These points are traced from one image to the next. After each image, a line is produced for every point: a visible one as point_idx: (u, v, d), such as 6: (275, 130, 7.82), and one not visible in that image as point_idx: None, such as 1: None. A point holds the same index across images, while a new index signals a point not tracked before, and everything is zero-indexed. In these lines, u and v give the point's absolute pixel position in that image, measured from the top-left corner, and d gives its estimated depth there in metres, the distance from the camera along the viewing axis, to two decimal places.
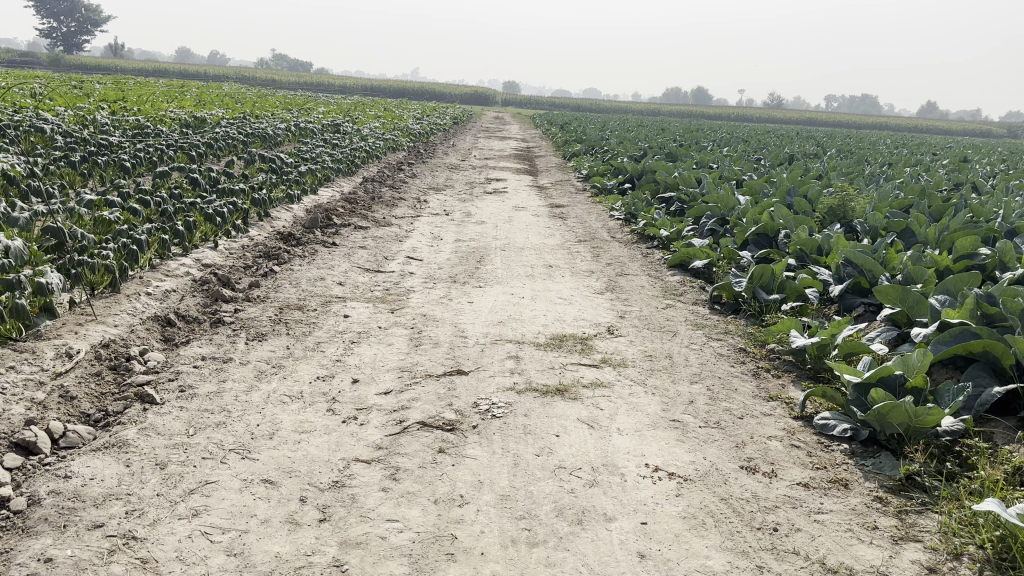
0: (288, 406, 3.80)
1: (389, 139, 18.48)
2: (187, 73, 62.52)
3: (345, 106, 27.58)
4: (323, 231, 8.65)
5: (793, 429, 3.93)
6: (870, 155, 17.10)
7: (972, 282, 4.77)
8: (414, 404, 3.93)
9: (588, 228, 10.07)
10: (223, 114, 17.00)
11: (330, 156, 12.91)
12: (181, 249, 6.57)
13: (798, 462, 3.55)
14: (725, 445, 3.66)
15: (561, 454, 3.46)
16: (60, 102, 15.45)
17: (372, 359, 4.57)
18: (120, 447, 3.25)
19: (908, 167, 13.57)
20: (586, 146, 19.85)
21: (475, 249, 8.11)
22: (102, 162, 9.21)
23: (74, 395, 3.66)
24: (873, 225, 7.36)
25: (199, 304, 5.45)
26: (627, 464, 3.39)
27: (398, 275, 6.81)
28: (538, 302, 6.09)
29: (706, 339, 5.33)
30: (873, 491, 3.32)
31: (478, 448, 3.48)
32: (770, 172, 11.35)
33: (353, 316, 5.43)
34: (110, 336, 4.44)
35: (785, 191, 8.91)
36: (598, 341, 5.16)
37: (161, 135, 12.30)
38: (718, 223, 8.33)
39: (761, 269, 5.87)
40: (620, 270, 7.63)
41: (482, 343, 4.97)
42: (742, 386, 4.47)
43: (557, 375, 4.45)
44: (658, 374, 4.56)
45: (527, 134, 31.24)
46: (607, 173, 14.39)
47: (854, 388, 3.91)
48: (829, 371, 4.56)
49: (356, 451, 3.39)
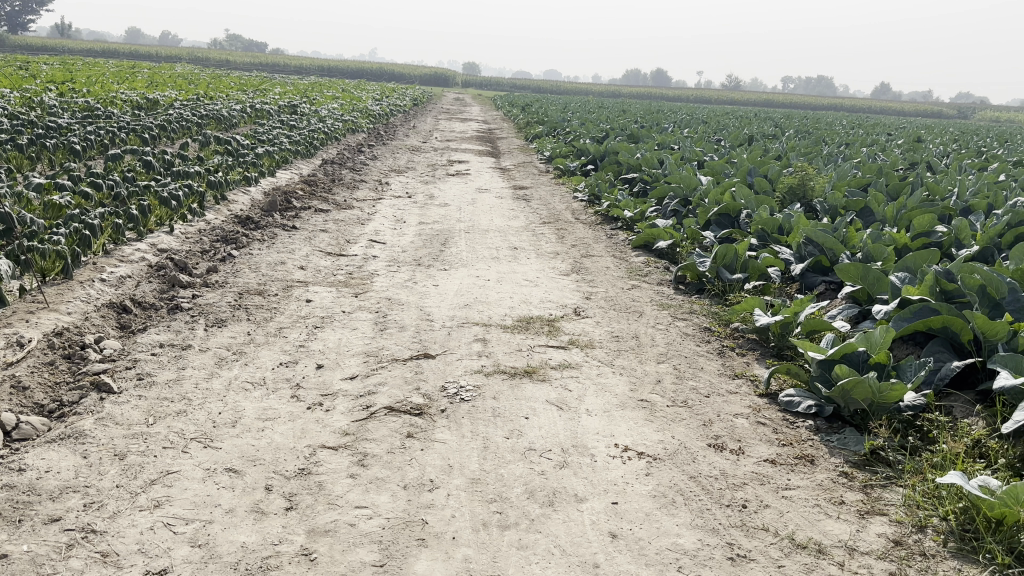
0: (251, 393, 3.72)
1: (349, 121, 18.23)
2: (137, 53, 60.82)
3: (303, 87, 27.10)
4: (283, 215, 8.49)
5: (758, 406, 3.96)
6: (828, 135, 17.35)
7: (930, 259, 4.87)
8: (380, 389, 3.88)
9: (551, 210, 10.05)
10: (177, 96, 16.57)
11: (289, 138, 12.68)
12: (135, 234, 6.39)
13: (764, 439, 3.58)
14: (693, 423, 3.67)
15: (530, 437, 3.44)
16: (5, 83, 14.94)
17: (336, 344, 4.50)
18: (76, 438, 3.14)
19: (865, 147, 13.77)
20: (549, 127, 19.80)
21: (439, 232, 8.04)
22: (50, 145, 8.92)
23: (26, 385, 3.52)
24: (833, 205, 7.46)
25: (156, 290, 5.30)
26: (597, 445, 3.38)
27: (362, 259, 6.72)
28: (504, 283, 6.05)
29: (671, 319, 5.35)
30: (838, 467, 3.36)
31: (447, 432, 3.44)
32: (730, 152, 11.42)
33: (315, 301, 5.34)
34: (63, 324, 4.30)
35: (746, 170, 8.97)
36: (564, 322, 5.15)
37: (112, 117, 11.95)
38: (680, 204, 8.37)
39: (725, 248, 5.90)
40: (585, 251, 7.63)
41: (448, 326, 4.93)
42: (707, 364, 4.49)
43: (525, 357, 4.43)
44: (626, 355, 4.56)
45: (489, 117, 31.13)
46: (570, 155, 14.38)
47: (818, 365, 3.93)
48: (793, 349, 4.61)
49: (323, 437, 3.33)
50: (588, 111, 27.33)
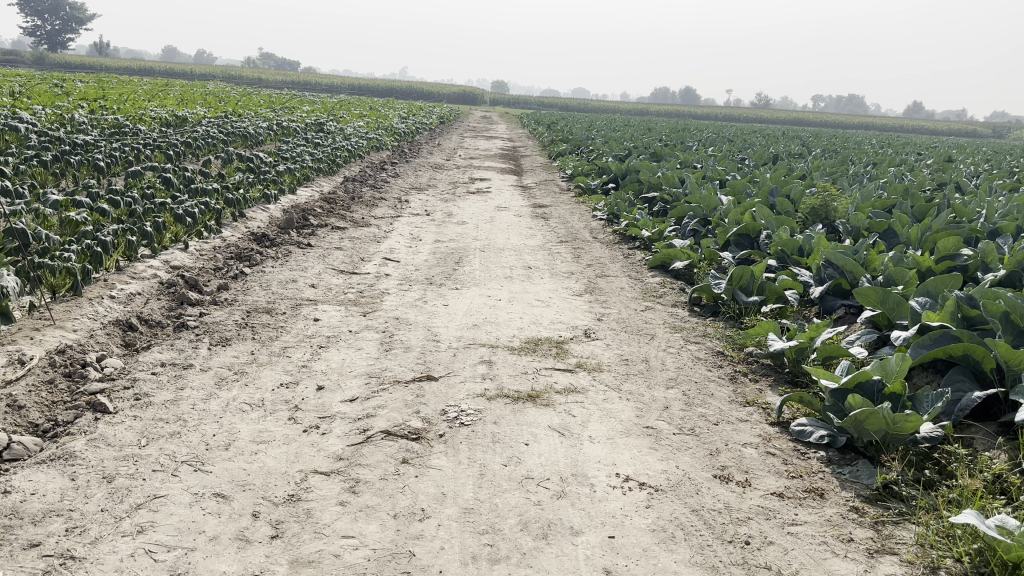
0: (248, 415, 3.67)
1: (373, 139, 18.35)
2: (172, 71, 62.13)
3: (330, 105, 27.39)
4: (300, 232, 8.51)
5: (769, 435, 3.82)
6: (856, 154, 17.11)
7: (952, 284, 4.71)
8: (379, 412, 3.81)
9: (570, 229, 9.96)
10: (205, 113, 16.78)
11: (311, 156, 12.76)
12: (149, 250, 6.42)
13: (773, 470, 3.44)
14: (699, 453, 3.55)
15: (529, 464, 3.34)
16: (39, 100, 15.26)
17: (339, 365, 4.45)
18: (66, 459, 3.10)
19: (892, 167, 13.52)
20: (572, 146, 19.74)
21: (454, 250, 7.99)
22: (75, 161, 9.04)
23: (22, 404, 3.49)
24: (856, 226, 7.31)
25: (165, 308, 5.29)
26: (597, 474, 3.27)
27: (374, 277, 6.69)
28: (515, 304, 5.98)
29: (683, 342, 5.22)
30: (849, 501, 3.22)
31: (444, 458, 3.36)
32: (753, 171, 11.27)
33: (323, 320, 5.30)
34: (68, 341, 4.29)
35: (768, 191, 8.83)
36: (573, 344, 5.05)
37: (138, 134, 12.12)
38: (699, 223, 8.25)
39: (741, 270, 5.77)
40: (600, 271, 7.53)
41: (455, 347, 4.85)
42: (718, 390, 4.36)
43: (530, 380, 4.33)
44: (634, 379, 4.44)
45: (514, 134, 31.22)
46: (591, 173, 14.31)
47: (832, 394, 3.79)
48: (808, 375, 4.46)
49: (316, 462, 3.26)
50: (614, 130, 27.31)
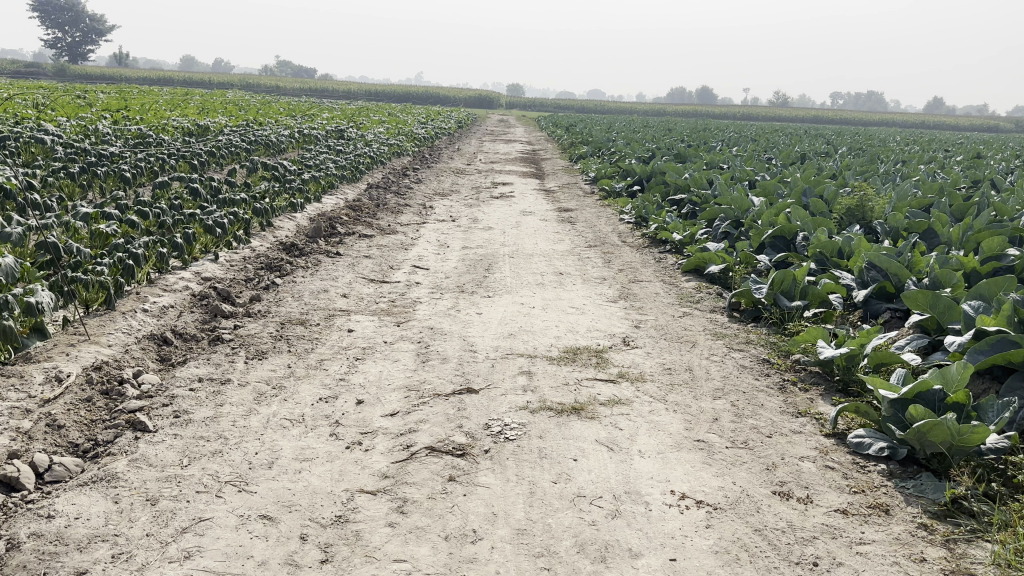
0: (289, 431, 3.59)
1: (394, 145, 18.31)
2: (191, 81, 62.73)
3: (349, 112, 27.44)
4: (327, 240, 8.46)
5: (825, 448, 3.69)
6: (883, 152, 16.86)
7: (1006, 286, 4.55)
8: (421, 426, 3.71)
9: (598, 233, 9.84)
10: (226, 122, 16.82)
11: (335, 163, 12.73)
12: (180, 262, 6.38)
13: (834, 486, 3.32)
14: (755, 468, 3.42)
15: (580, 481, 3.22)
16: (65, 113, 15.38)
17: (377, 378, 4.35)
18: (108, 481, 3.02)
19: (921, 164, 13.29)
20: (594, 147, 19.60)
21: (483, 257, 7.90)
22: (101, 173, 9.04)
23: (61, 424, 3.43)
24: (895, 227, 7.15)
25: (198, 321, 5.24)
26: (651, 492, 3.16)
27: (404, 286, 6.61)
28: (549, 312, 5.87)
29: (727, 350, 5.09)
30: (916, 518, 3.08)
31: (491, 475, 3.26)
32: (782, 171, 11.10)
33: (357, 331, 5.22)
34: (103, 357, 4.23)
35: (800, 191, 8.65)
36: (613, 353, 4.94)
37: (163, 144, 12.14)
38: (732, 225, 8.10)
39: (782, 274, 5.61)
40: (633, 276, 7.40)
41: (492, 357, 4.75)
42: (768, 401, 4.22)
43: (572, 392, 4.21)
44: (680, 390, 4.32)
45: (532, 137, 31.13)
46: (615, 175, 14.19)
47: (890, 405, 3.66)
48: (860, 384, 4.32)
49: (361, 481, 3.17)
50: (633, 131, 27.14)
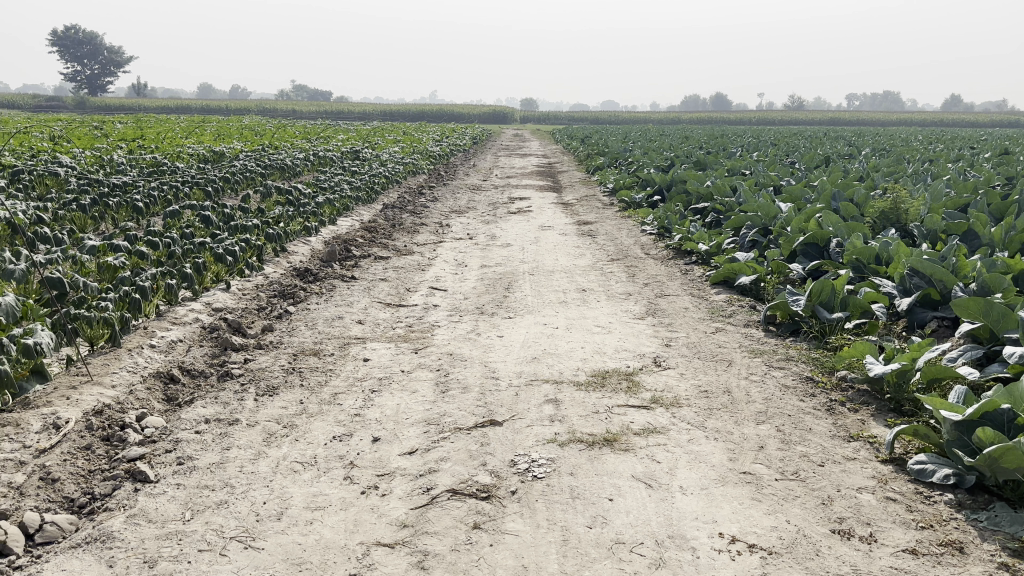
0: (300, 476, 3.33)
1: (410, 164, 18.17)
2: (208, 108, 63.44)
3: (366, 133, 27.41)
4: (342, 264, 8.23)
5: (884, 476, 3.37)
6: (909, 152, 16.43)
7: None
8: (442, 466, 3.44)
9: (620, 246, 9.55)
10: (242, 147, 16.75)
11: (350, 185, 12.54)
12: (191, 293, 6.18)
13: (898, 521, 3.00)
14: (810, 503, 3.12)
15: (617, 525, 2.93)
16: (81, 144, 15.36)
17: (394, 412, 4.08)
18: (102, 542, 2.78)
19: (951, 163, 12.86)
20: (611, 158, 19.34)
21: (503, 275, 7.63)
22: (113, 204, 8.89)
23: (56, 477, 3.20)
24: (932, 229, 6.80)
25: (208, 356, 5.01)
26: (697, 536, 2.86)
27: (422, 309, 6.36)
28: (574, 332, 5.58)
29: (766, 369, 4.77)
30: (995, 557, 2.76)
31: (519, 522, 2.97)
32: (807, 176, 10.76)
33: (373, 360, 4.97)
34: (106, 400, 4.00)
35: (830, 195, 8.32)
36: (644, 376, 4.64)
37: (176, 171, 12.02)
38: (759, 233, 7.79)
39: (820, 284, 5.30)
40: (659, 290, 7.11)
41: (516, 385, 4.47)
42: (817, 425, 3.91)
43: (603, 421, 3.93)
44: (719, 415, 4.01)
45: (548, 151, 30.94)
46: (635, 186, 13.92)
47: (953, 427, 3.34)
48: (914, 403, 4.00)
49: (378, 532, 2.90)
50: (649, 140, 26.82)
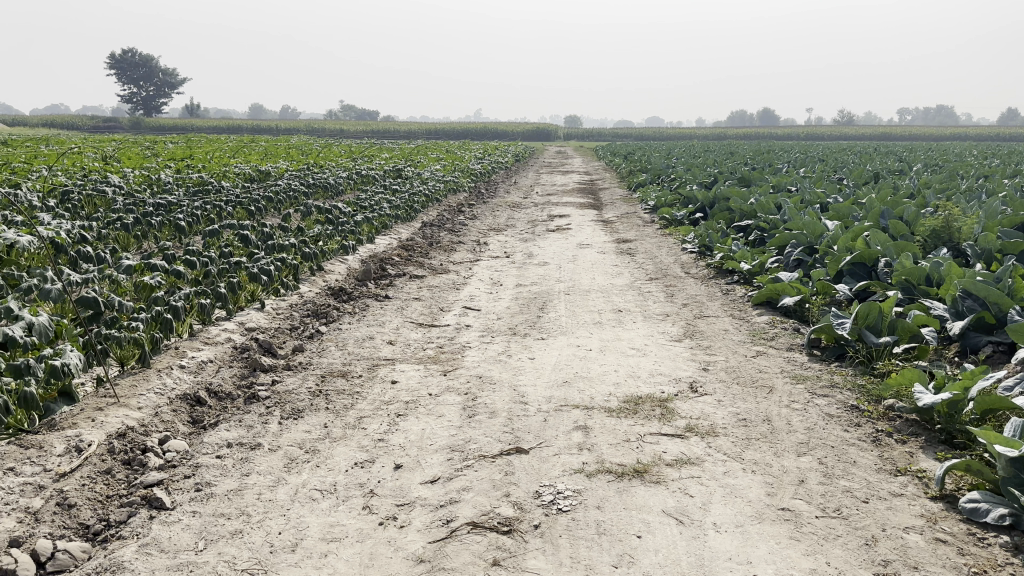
0: (319, 505, 3.24)
1: (451, 182, 18.21)
2: (258, 127, 64.82)
3: (409, 151, 27.58)
4: (376, 283, 8.20)
5: (934, 515, 3.15)
6: (965, 167, 15.89)
7: None
8: (464, 496, 3.32)
9: (659, 265, 9.36)
10: (286, 166, 16.95)
11: (389, 203, 12.57)
12: (225, 312, 6.18)
13: (948, 565, 2.79)
14: (852, 543, 2.92)
15: (644, 565, 2.77)
16: (131, 164, 15.69)
17: (419, 437, 3.98)
18: (112, 572, 2.71)
19: (1008, 180, 12.37)
20: (653, 175, 19.13)
21: (538, 295, 7.52)
22: (156, 223, 9.01)
23: (73, 503, 3.17)
24: (987, 248, 6.49)
25: (236, 377, 4.98)
26: None
27: (454, 329, 6.28)
28: (608, 354, 5.43)
29: (809, 396, 4.55)
30: None
31: (541, 559, 2.83)
32: (855, 192, 10.44)
33: (401, 382, 4.89)
34: (130, 422, 3.98)
35: (878, 213, 8.03)
36: (679, 402, 4.47)
37: (221, 190, 12.17)
38: (805, 252, 7.54)
39: (867, 306, 5.07)
40: (698, 311, 6.92)
41: (545, 410, 4.34)
42: (861, 458, 3.70)
43: (634, 450, 3.77)
44: (757, 445, 3.83)
45: (591, 167, 30.79)
46: (676, 203, 13.69)
47: (1010, 464, 3.11)
48: (967, 436, 3.76)
49: (393, 567, 2.79)
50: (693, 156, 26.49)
